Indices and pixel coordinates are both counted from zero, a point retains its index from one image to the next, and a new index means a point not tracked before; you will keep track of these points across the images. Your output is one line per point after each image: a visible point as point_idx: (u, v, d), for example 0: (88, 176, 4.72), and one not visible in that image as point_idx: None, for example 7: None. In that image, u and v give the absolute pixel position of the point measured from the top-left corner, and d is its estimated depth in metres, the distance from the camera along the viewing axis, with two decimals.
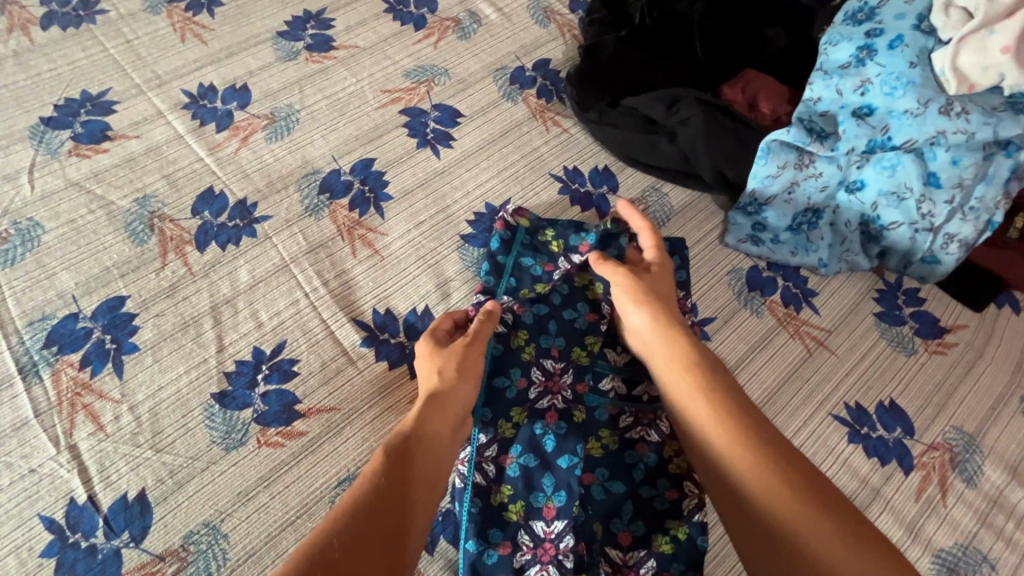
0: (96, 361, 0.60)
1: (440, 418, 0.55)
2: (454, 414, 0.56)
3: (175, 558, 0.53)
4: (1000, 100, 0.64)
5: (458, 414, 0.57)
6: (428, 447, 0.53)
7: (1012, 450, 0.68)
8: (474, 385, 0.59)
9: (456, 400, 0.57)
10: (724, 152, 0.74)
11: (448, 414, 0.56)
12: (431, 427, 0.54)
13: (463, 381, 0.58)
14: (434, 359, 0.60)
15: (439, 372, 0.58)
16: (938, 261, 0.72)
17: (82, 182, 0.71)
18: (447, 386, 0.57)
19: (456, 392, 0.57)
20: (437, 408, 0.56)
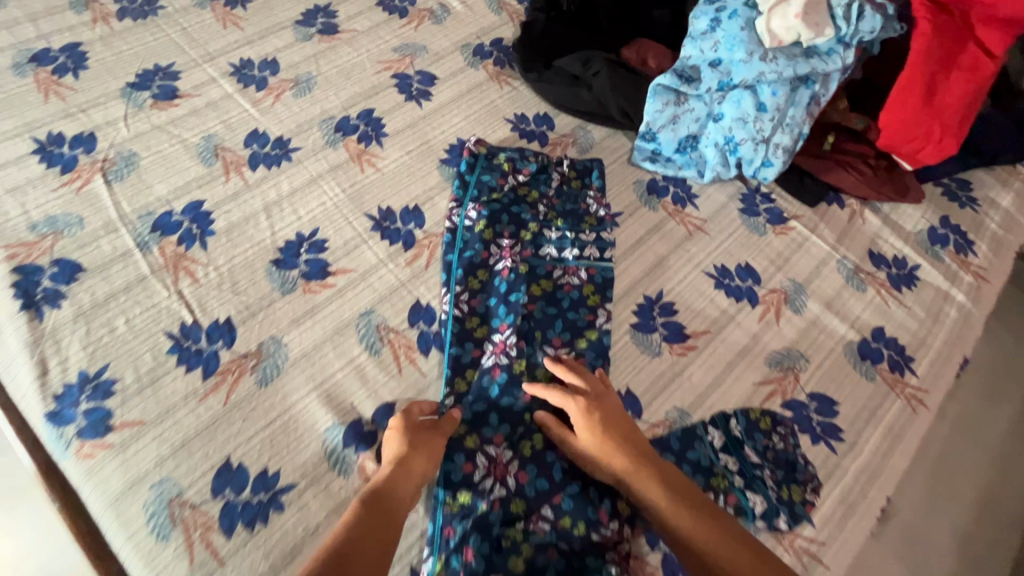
0: (189, 240, 0.87)
1: (401, 483, 0.67)
2: (416, 481, 0.68)
3: (255, 356, 0.80)
4: (800, 51, 0.95)
5: (416, 479, 0.68)
6: (391, 506, 0.65)
7: (828, 292, 1.00)
8: (431, 459, 0.70)
9: (416, 468, 0.69)
10: (623, 96, 1.05)
11: (410, 479, 0.68)
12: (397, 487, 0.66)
13: (424, 454, 0.70)
14: (395, 435, 0.71)
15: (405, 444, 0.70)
16: (773, 164, 1.01)
17: (163, 126, 0.97)
18: (410, 455, 0.69)
19: (418, 463, 0.69)
20: (395, 481, 0.67)
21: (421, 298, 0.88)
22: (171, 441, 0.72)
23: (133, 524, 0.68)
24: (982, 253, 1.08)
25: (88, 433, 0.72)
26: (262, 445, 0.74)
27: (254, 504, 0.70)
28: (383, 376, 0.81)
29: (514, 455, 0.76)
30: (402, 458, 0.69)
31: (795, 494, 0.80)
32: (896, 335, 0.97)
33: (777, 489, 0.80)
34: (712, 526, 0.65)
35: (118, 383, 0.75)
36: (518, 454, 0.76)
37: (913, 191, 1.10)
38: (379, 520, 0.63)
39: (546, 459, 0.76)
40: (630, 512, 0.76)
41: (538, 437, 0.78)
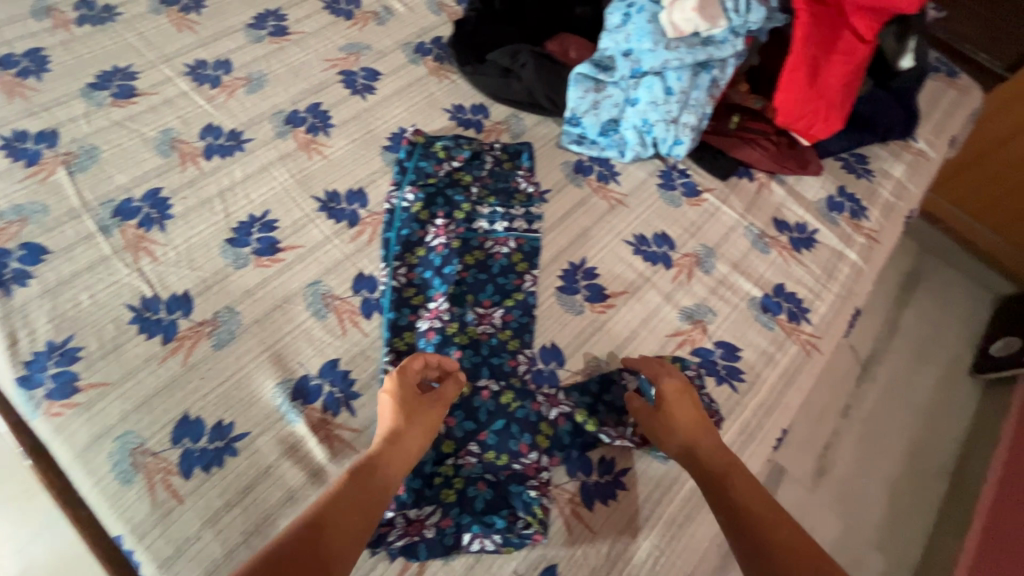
0: (148, 223, 0.95)
1: (397, 452, 0.72)
2: (407, 453, 0.73)
3: (211, 323, 0.88)
4: (698, 40, 1.07)
5: (410, 451, 0.73)
6: (381, 475, 0.69)
7: (735, 255, 1.11)
8: (422, 433, 0.75)
9: (410, 441, 0.73)
10: (549, 84, 1.17)
11: (402, 450, 0.72)
12: (389, 457, 0.71)
13: (419, 429, 0.75)
14: (395, 405, 0.76)
15: (407, 416, 0.75)
16: (683, 142, 1.13)
17: (122, 122, 1.05)
18: (402, 428, 0.74)
19: (411, 436, 0.74)
20: (393, 448, 0.72)
21: (364, 269, 0.98)
22: (134, 399, 0.80)
23: (99, 472, 0.75)
24: (874, 218, 1.21)
25: (56, 394, 0.79)
26: (218, 399, 0.83)
27: (210, 451, 0.79)
28: (328, 337, 0.91)
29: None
30: (397, 429, 0.73)
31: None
32: (794, 290, 1.09)
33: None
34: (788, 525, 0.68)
35: (84, 349, 0.83)
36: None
37: (814, 164, 1.23)
38: (367, 488, 0.67)
39: (473, 404, 0.86)
40: (549, 444, 0.85)
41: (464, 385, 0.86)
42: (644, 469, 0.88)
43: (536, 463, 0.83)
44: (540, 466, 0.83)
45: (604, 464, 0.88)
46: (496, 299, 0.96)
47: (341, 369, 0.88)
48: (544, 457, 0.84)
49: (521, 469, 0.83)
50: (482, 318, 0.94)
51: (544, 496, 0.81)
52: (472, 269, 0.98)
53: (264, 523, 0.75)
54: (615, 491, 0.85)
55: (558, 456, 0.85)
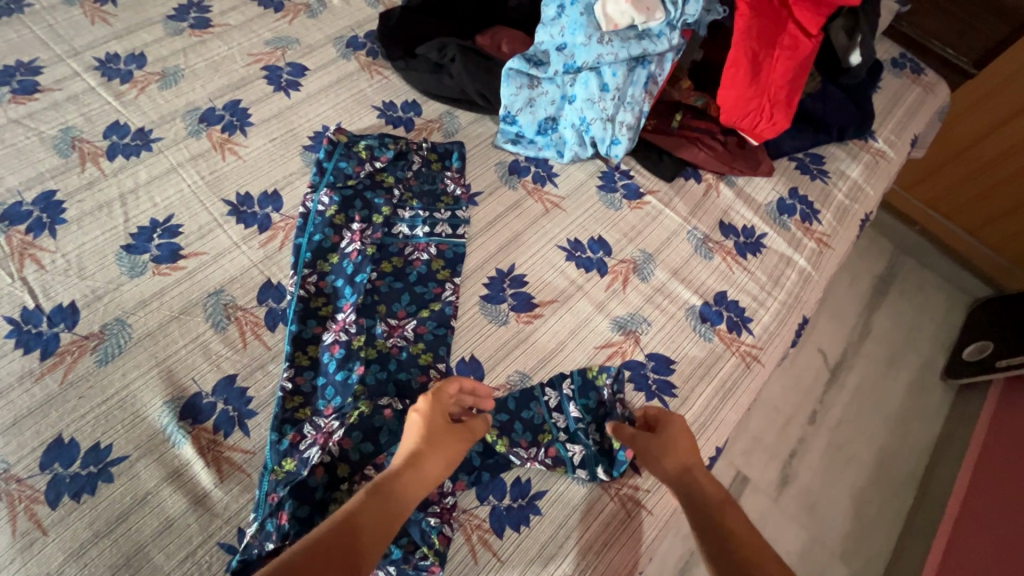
0: (37, 229, 0.89)
1: (418, 479, 0.66)
2: (428, 481, 0.67)
3: (96, 337, 0.82)
4: (634, 33, 1.01)
5: (431, 479, 0.68)
6: (400, 497, 0.64)
7: (676, 261, 1.06)
8: (446, 463, 0.69)
9: (432, 467, 0.68)
10: (480, 80, 1.10)
11: (426, 478, 0.67)
12: (411, 482, 0.66)
13: (443, 457, 0.69)
14: (427, 427, 0.71)
15: (432, 440, 0.70)
16: (620, 142, 1.06)
17: (20, 119, 0.99)
18: (428, 454, 0.69)
19: (433, 463, 0.68)
20: (415, 470, 0.67)
21: (273, 277, 0.92)
22: (3, 420, 0.74)
23: None
24: (827, 221, 1.16)
25: None
26: (97, 420, 0.77)
27: (82, 477, 0.73)
28: (226, 351, 0.85)
29: (341, 423, 0.78)
30: (421, 452, 0.68)
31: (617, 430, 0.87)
32: (737, 298, 1.03)
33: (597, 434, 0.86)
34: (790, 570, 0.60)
35: None
36: (345, 422, 0.78)
37: (764, 165, 1.17)
38: (386, 512, 0.62)
39: (374, 424, 0.79)
40: (456, 469, 0.80)
41: (365, 404, 0.80)
42: (562, 491, 0.82)
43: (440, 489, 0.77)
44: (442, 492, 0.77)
45: (519, 486, 0.82)
46: (411, 309, 0.90)
47: (237, 385, 0.82)
48: (450, 483, 0.78)
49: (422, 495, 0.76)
50: (393, 331, 0.88)
51: (445, 524, 0.75)
52: (387, 277, 0.92)
53: (135, 556, 0.69)
54: (528, 517, 0.80)
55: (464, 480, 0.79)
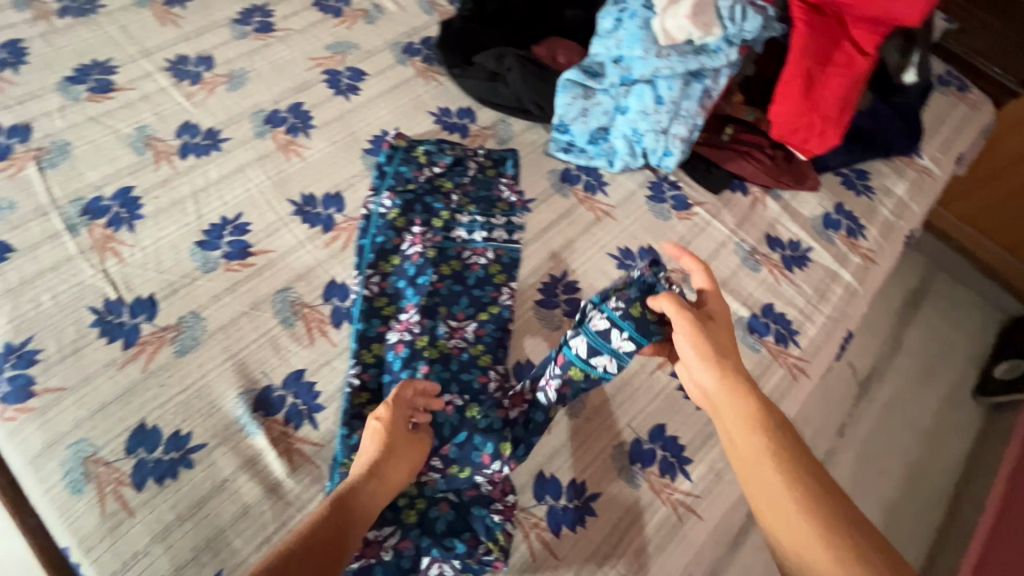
0: (117, 223, 0.93)
1: (377, 488, 0.67)
2: (387, 489, 0.68)
3: (174, 329, 0.86)
4: (691, 48, 1.03)
5: (388, 487, 0.69)
6: (359, 506, 0.64)
7: (724, 272, 1.08)
8: (404, 471, 0.71)
9: (390, 475, 0.69)
10: (537, 90, 1.14)
11: (383, 487, 0.68)
12: (371, 491, 0.66)
13: (400, 466, 0.70)
14: (386, 435, 0.71)
15: (390, 449, 0.70)
16: (673, 153, 1.10)
17: (98, 117, 1.03)
18: (386, 463, 0.69)
19: (391, 472, 0.69)
20: (373, 481, 0.67)
21: (336, 276, 0.95)
22: (90, 405, 0.78)
23: (49, 480, 0.73)
24: (872, 237, 1.17)
25: (10, 398, 0.77)
26: (176, 408, 0.80)
27: (164, 462, 0.76)
28: (295, 346, 0.88)
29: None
30: (378, 462, 0.69)
31: (638, 311, 0.76)
32: (783, 310, 1.05)
33: (607, 320, 0.78)
34: (830, 513, 0.52)
35: (42, 352, 0.81)
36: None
37: (810, 179, 1.19)
38: (344, 521, 0.62)
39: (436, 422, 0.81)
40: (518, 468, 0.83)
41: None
42: (616, 494, 0.85)
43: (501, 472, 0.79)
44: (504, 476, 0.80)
45: (575, 487, 0.84)
46: (471, 311, 0.93)
47: (306, 380, 0.86)
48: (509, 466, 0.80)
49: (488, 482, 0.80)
50: (454, 332, 0.91)
51: (508, 521, 0.78)
52: (447, 279, 0.95)
53: (215, 539, 0.73)
54: (584, 517, 0.82)
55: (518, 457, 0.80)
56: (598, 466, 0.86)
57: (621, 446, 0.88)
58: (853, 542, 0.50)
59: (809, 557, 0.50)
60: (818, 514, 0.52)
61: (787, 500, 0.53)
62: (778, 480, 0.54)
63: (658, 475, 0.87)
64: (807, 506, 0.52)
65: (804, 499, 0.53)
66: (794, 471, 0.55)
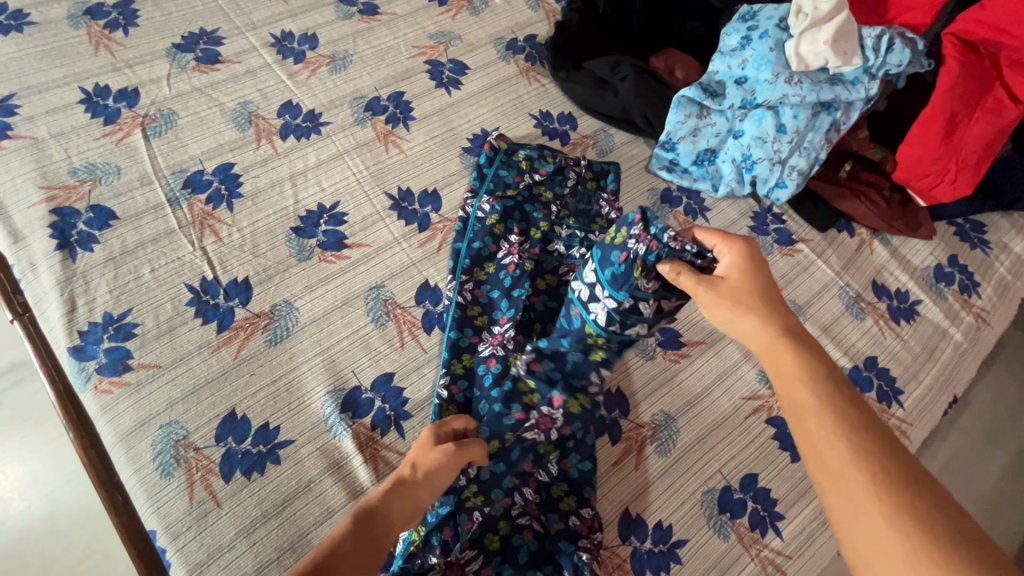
0: (216, 200, 0.92)
1: (399, 505, 0.65)
2: (414, 505, 0.66)
3: (267, 316, 0.84)
4: (825, 77, 0.97)
5: (413, 504, 0.66)
6: (384, 521, 0.64)
7: (827, 316, 1.01)
8: (435, 489, 0.67)
9: (418, 491, 0.66)
10: (648, 104, 1.08)
11: (411, 501, 0.66)
12: (395, 507, 0.65)
13: (427, 484, 0.67)
14: (419, 454, 0.69)
15: (415, 464, 0.68)
16: (786, 186, 1.04)
17: (203, 89, 1.01)
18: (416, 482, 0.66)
19: (421, 491, 0.66)
20: (398, 494, 0.66)
21: (430, 279, 0.92)
22: (183, 386, 0.77)
23: (140, 460, 0.72)
24: (987, 296, 1.09)
25: (107, 370, 0.76)
26: (267, 399, 0.79)
27: (252, 454, 0.75)
28: (385, 348, 0.85)
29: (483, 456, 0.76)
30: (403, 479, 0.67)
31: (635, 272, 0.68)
32: (888, 366, 0.98)
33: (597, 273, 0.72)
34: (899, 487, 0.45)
35: (139, 327, 0.80)
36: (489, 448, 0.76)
37: (925, 228, 1.11)
38: (367, 539, 0.62)
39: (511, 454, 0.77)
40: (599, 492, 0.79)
41: (509, 435, 0.76)
42: (704, 543, 0.80)
43: (549, 415, 0.77)
44: (554, 423, 0.77)
45: (660, 531, 0.80)
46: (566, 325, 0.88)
47: (395, 384, 0.83)
48: (562, 418, 0.77)
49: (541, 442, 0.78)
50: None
51: (595, 560, 0.74)
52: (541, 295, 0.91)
53: (298, 543, 0.71)
54: (669, 564, 0.77)
55: (563, 399, 0.75)
56: (686, 511, 0.81)
57: (710, 492, 0.84)
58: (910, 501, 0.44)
59: (855, 507, 0.45)
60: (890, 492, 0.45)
61: (839, 462, 0.47)
62: (845, 448, 0.48)
63: (748, 529, 0.82)
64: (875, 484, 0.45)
65: (873, 472, 0.46)
66: (849, 433, 0.49)
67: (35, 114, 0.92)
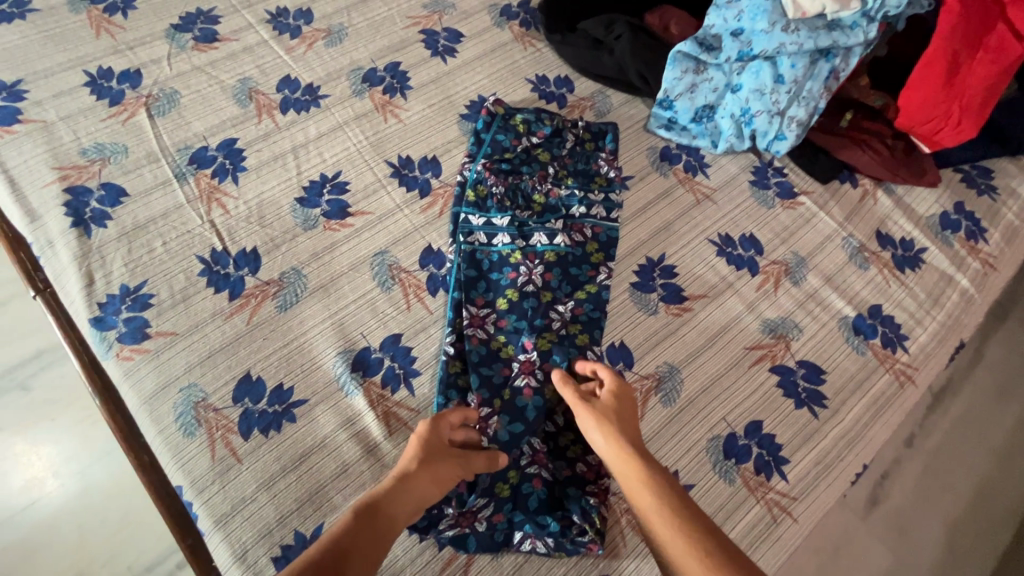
0: (222, 175, 0.94)
1: (401, 504, 0.65)
2: (417, 503, 0.66)
3: (276, 284, 0.87)
4: (823, 23, 0.95)
5: (415, 502, 0.66)
6: (385, 519, 0.63)
7: (831, 267, 1.01)
8: (437, 487, 0.68)
9: (421, 491, 0.67)
10: (644, 61, 1.07)
11: (413, 499, 0.66)
12: (397, 502, 0.65)
13: (430, 480, 0.68)
14: (421, 453, 0.69)
15: (417, 463, 0.68)
16: (785, 138, 1.03)
17: (203, 67, 1.03)
18: (418, 476, 0.67)
19: (424, 482, 0.67)
20: (400, 491, 0.65)
21: (433, 243, 0.94)
22: (200, 351, 0.80)
23: (163, 421, 0.76)
24: (994, 242, 1.08)
25: (128, 338, 0.80)
26: (280, 361, 0.81)
27: (269, 413, 0.78)
28: (392, 310, 0.88)
29: (490, 412, 0.79)
30: (405, 475, 0.67)
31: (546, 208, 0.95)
32: (892, 313, 0.98)
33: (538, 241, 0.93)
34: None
35: (155, 297, 0.83)
36: (493, 408, 0.80)
37: (929, 174, 1.10)
38: (371, 533, 0.61)
39: (517, 405, 0.81)
40: None
41: (505, 391, 0.81)
42: (709, 488, 0.81)
43: (529, 361, 0.83)
44: (535, 364, 0.83)
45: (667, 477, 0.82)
46: (524, 278, 0.89)
47: (402, 344, 0.85)
48: (540, 357, 0.84)
49: (536, 385, 0.82)
50: (542, 313, 0.87)
51: (602, 505, 0.77)
52: (521, 267, 0.90)
53: (317, 494, 0.74)
54: None
55: (532, 339, 0.84)
56: (692, 458, 0.83)
57: (715, 439, 0.85)
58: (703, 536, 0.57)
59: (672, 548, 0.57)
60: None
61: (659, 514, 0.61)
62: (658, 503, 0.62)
63: (753, 473, 0.83)
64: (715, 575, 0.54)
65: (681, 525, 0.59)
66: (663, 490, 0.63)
67: (43, 98, 0.95)
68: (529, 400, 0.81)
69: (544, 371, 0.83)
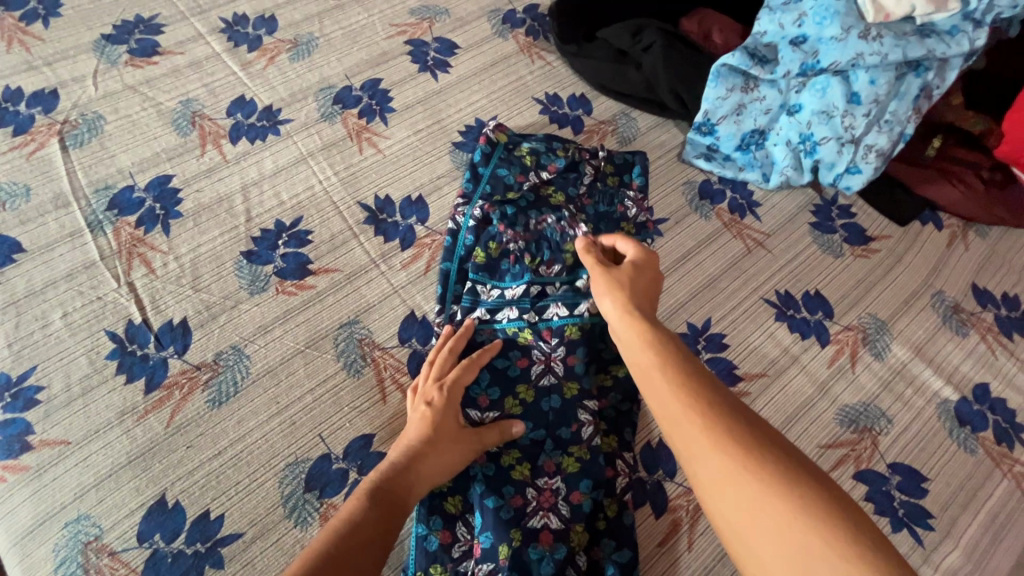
0: (149, 223, 0.74)
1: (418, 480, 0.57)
2: (437, 476, 0.58)
3: (209, 369, 0.66)
4: (911, 28, 0.76)
5: (433, 477, 0.58)
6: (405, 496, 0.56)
7: (919, 334, 0.80)
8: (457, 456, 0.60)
9: (440, 463, 0.59)
10: (678, 77, 0.88)
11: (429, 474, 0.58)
12: (414, 475, 0.57)
13: (449, 451, 0.59)
14: (436, 419, 0.61)
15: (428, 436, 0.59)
16: (860, 171, 0.83)
17: (136, 87, 0.84)
18: (431, 451, 0.59)
19: (442, 457, 0.59)
20: (417, 465, 0.58)
21: (417, 309, 0.74)
22: (98, 469, 0.60)
23: (37, 572, 0.55)
24: None
25: (1, 452, 0.59)
26: (206, 481, 0.61)
27: (186, 557, 0.57)
28: (361, 404, 0.67)
29: (492, 567, 0.58)
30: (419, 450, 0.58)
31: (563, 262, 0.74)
32: (1003, 395, 0.77)
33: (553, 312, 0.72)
34: (783, 488, 0.37)
35: (44, 390, 0.63)
36: (496, 562, 0.58)
37: None
38: (392, 515, 0.54)
39: (527, 558, 0.59)
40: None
41: (516, 532, 0.59)
42: None
43: (551, 489, 0.63)
44: (558, 495, 0.62)
45: None
46: (540, 366, 0.69)
47: (373, 451, 0.65)
48: (565, 484, 0.63)
49: (559, 528, 0.61)
50: (567, 417, 0.66)
51: None
52: (533, 352, 0.70)
53: None
54: None
55: (555, 459, 0.64)
56: None
57: None
58: (726, 417, 0.41)
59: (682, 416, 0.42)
60: (756, 474, 0.38)
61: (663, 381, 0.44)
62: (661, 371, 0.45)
63: None
64: (738, 459, 0.39)
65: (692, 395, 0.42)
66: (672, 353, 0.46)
67: None
68: (547, 551, 0.59)
69: (569, 505, 0.62)
